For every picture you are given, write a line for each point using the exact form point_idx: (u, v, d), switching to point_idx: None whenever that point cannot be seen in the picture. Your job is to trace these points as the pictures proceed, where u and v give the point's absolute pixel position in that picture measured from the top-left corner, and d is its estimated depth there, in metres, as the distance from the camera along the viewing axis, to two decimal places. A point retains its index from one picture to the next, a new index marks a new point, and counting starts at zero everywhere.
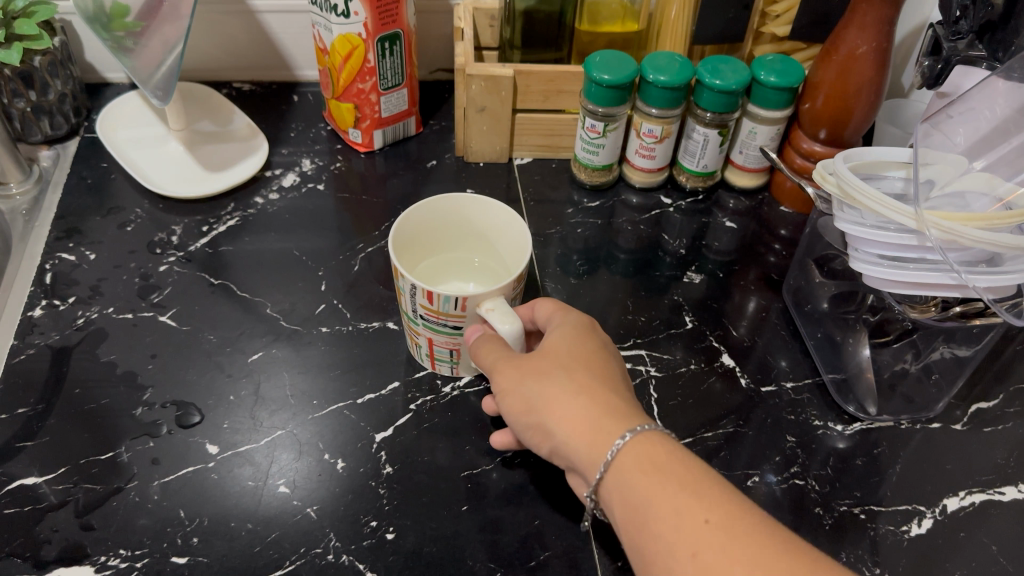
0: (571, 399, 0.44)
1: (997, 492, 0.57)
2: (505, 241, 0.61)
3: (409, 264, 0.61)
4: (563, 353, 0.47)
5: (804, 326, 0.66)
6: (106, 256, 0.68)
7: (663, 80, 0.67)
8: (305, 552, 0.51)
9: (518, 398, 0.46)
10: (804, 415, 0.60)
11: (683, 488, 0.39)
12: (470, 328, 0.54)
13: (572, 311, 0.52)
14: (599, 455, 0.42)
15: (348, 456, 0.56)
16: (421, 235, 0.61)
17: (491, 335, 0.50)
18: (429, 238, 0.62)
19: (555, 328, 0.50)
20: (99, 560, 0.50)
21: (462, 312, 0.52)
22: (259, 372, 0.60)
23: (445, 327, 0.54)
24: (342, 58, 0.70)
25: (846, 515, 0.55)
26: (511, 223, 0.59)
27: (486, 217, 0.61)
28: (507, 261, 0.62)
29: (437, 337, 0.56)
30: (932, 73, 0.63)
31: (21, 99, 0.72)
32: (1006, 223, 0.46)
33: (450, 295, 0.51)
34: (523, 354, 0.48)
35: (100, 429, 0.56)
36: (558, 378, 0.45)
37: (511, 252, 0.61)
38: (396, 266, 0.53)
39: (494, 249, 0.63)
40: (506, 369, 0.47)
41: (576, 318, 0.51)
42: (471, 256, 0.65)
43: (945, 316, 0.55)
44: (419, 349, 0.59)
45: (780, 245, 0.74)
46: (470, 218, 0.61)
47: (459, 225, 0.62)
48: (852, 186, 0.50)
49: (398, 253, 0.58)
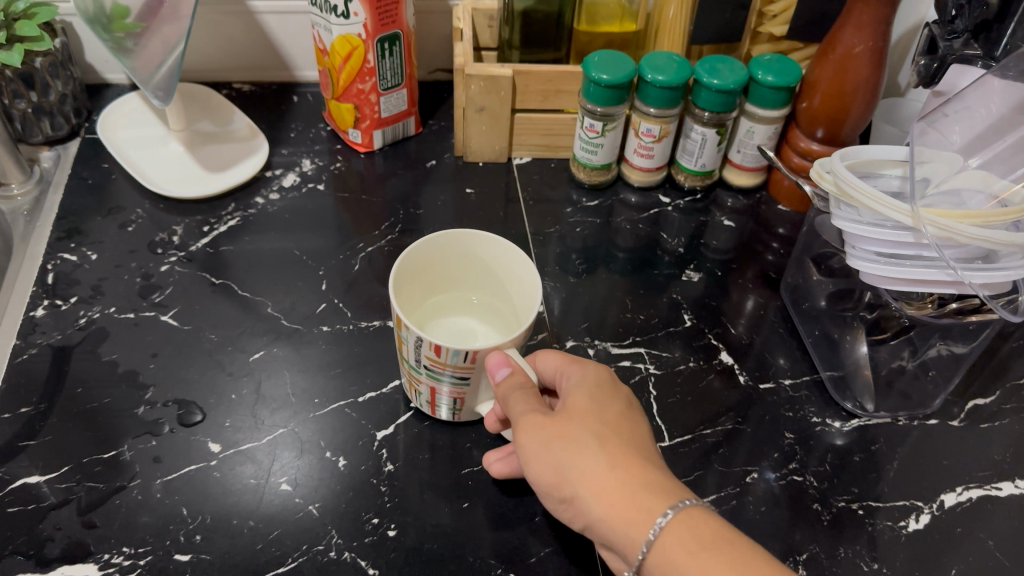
0: (604, 469, 0.41)
1: (994, 488, 0.57)
2: (509, 281, 0.58)
3: (412, 299, 0.60)
4: (593, 417, 0.43)
5: (801, 324, 0.66)
6: (108, 256, 0.68)
7: (661, 80, 0.67)
8: (307, 549, 0.51)
9: (548, 467, 0.42)
10: (802, 412, 0.61)
11: (734, 568, 0.37)
12: (477, 379, 0.51)
13: (590, 362, 0.49)
14: (640, 534, 0.39)
15: (349, 454, 0.56)
16: (428, 270, 0.59)
17: (509, 387, 0.46)
18: (440, 275, 0.60)
19: (575, 384, 0.47)
20: (102, 557, 0.50)
21: (471, 363, 0.49)
22: (260, 371, 0.61)
23: (448, 378, 0.51)
24: (342, 58, 0.71)
25: (844, 511, 0.55)
26: (516, 261, 0.56)
27: (487, 253, 0.58)
28: (511, 301, 0.59)
29: (443, 386, 0.52)
30: (928, 73, 0.64)
31: (22, 100, 0.73)
32: (1001, 219, 0.46)
33: (458, 349, 0.48)
34: (546, 414, 0.44)
35: (102, 427, 0.56)
36: (589, 445, 0.42)
37: (516, 292, 0.58)
38: (399, 314, 0.49)
39: (499, 290, 0.61)
40: (529, 431, 0.43)
41: (597, 372, 0.47)
42: (470, 294, 0.62)
43: (941, 313, 0.55)
44: (418, 396, 0.56)
45: (778, 244, 0.74)
46: (484, 262, 0.59)
47: (457, 261, 0.59)
48: (849, 184, 0.50)
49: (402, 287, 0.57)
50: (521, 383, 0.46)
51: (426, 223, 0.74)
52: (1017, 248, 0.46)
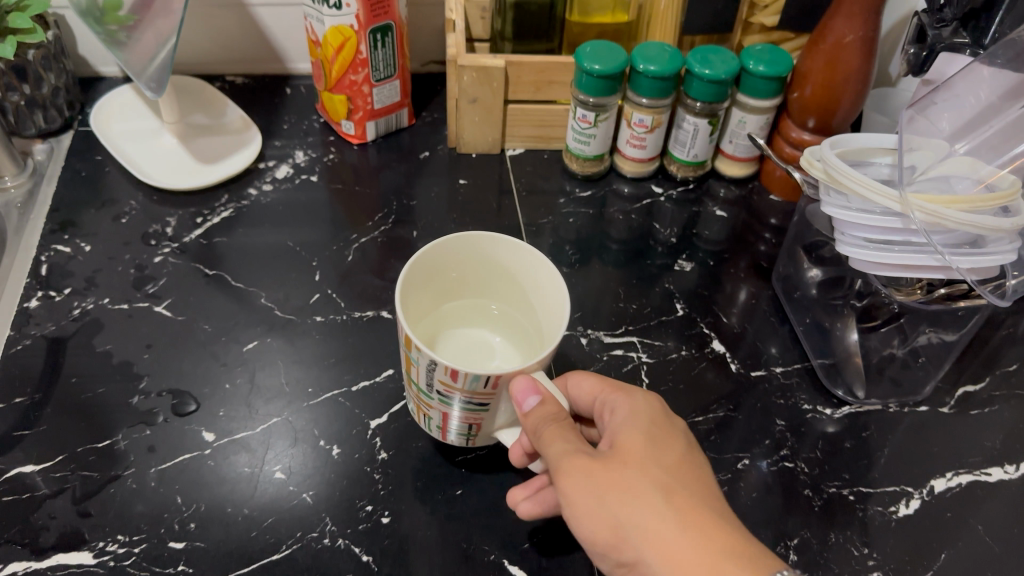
0: (675, 531, 0.38)
1: (984, 473, 0.58)
2: (535, 296, 0.54)
3: (425, 307, 0.56)
4: (651, 466, 0.41)
5: (793, 312, 0.67)
6: (102, 248, 0.68)
7: (653, 70, 0.67)
8: (301, 536, 0.51)
9: (604, 524, 0.40)
10: (793, 399, 0.61)
11: None
12: (498, 405, 0.46)
13: (639, 398, 0.46)
14: None
15: (343, 443, 0.56)
16: (447, 275, 0.55)
17: (539, 418, 0.43)
18: (458, 282, 0.56)
19: (625, 425, 0.44)
20: (97, 545, 0.50)
21: (492, 389, 0.44)
22: (254, 361, 0.61)
23: (465, 404, 0.46)
24: (334, 49, 0.71)
25: (835, 497, 0.55)
26: (544, 275, 0.51)
27: (511, 260, 0.53)
28: (536, 319, 0.55)
29: (455, 412, 0.47)
30: (917, 61, 0.64)
31: (15, 93, 0.73)
32: (989, 205, 0.46)
33: (479, 374, 0.43)
34: (597, 460, 0.41)
35: (96, 417, 0.57)
36: (655, 503, 0.39)
37: (542, 309, 0.53)
38: (409, 335, 0.45)
39: (522, 305, 0.57)
40: (577, 481, 0.41)
41: (649, 411, 0.45)
42: (494, 304, 0.58)
43: (930, 299, 0.55)
44: (428, 421, 0.51)
45: (770, 234, 0.75)
46: (511, 270, 0.54)
47: (477, 266, 0.55)
48: (839, 171, 0.50)
49: (415, 293, 0.53)
50: (553, 415, 0.43)
51: (419, 215, 0.74)
52: (1005, 233, 0.46)
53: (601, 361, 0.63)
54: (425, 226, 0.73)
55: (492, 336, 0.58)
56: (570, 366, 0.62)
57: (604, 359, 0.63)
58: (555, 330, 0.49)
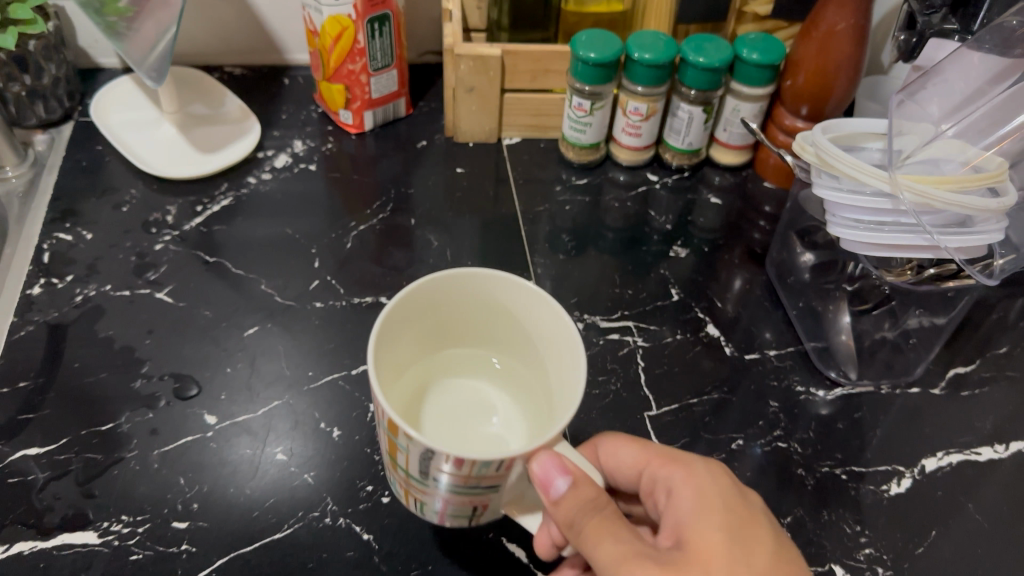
0: None
1: (974, 453, 0.59)
2: (537, 343, 0.49)
3: (418, 354, 0.53)
4: (735, 563, 0.38)
5: (786, 297, 0.67)
6: (103, 235, 0.69)
7: (648, 58, 0.68)
8: (303, 515, 0.52)
9: None
10: (787, 381, 0.62)
11: None
12: (508, 485, 0.40)
13: (698, 470, 0.43)
14: None
15: (343, 425, 0.57)
16: (440, 323, 0.51)
17: (576, 507, 0.38)
18: (453, 328, 0.52)
19: (693, 509, 0.41)
20: (101, 525, 0.51)
21: (503, 471, 0.38)
22: (255, 346, 0.62)
23: (470, 489, 0.40)
24: (332, 39, 0.71)
25: (827, 476, 0.56)
26: (548, 325, 0.46)
27: (512, 304, 0.48)
28: (542, 378, 0.51)
29: (450, 496, 0.41)
30: (907, 48, 0.65)
31: (16, 83, 0.73)
32: (976, 185, 0.48)
33: (490, 458, 0.37)
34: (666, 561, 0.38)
35: (99, 401, 0.57)
36: None
37: (551, 366, 0.48)
38: (396, 419, 0.38)
39: (524, 357, 0.53)
40: None
41: (713, 489, 0.42)
42: (495, 357, 0.54)
43: (920, 280, 0.56)
44: (420, 506, 0.44)
45: (764, 221, 0.75)
46: (511, 317, 0.50)
47: (473, 308, 0.50)
48: (830, 153, 0.51)
49: (403, 341, 0.49)
50: (591, 500, 0.38)
51: (417, 203, 0.75)
52: (992, 213, 0.47)
53: (597, 345, 0.63)
54: (422, 215, 0.74)
55: (493, 389, 0.54)
56: None
57: (600, 343, 0.64)
58: (569, 394, 0.44)
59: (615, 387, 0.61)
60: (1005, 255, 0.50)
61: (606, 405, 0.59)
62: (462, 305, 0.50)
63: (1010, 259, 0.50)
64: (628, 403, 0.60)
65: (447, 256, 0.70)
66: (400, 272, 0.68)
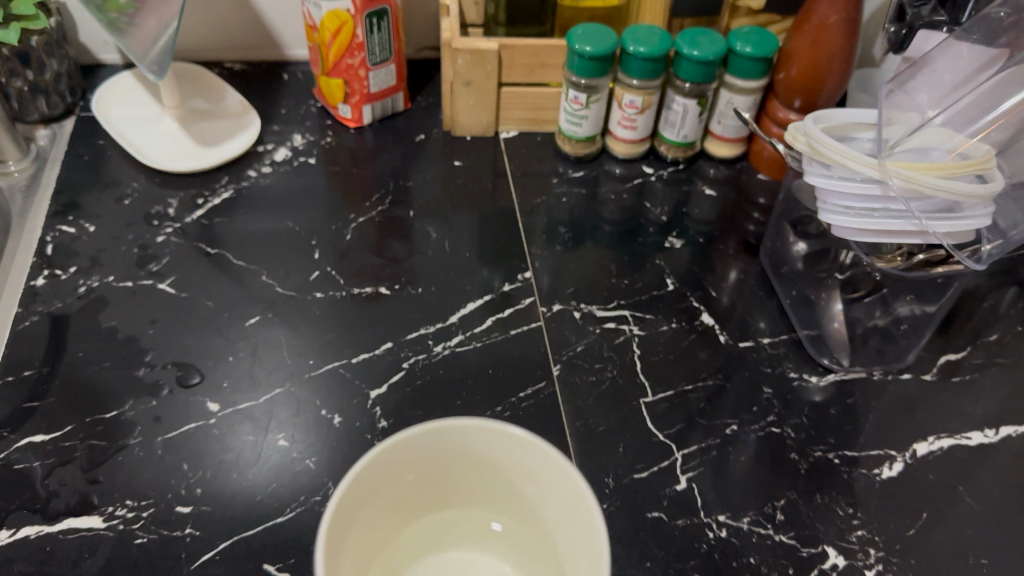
0: None
1: (964, 437, 0.60)
2: (531, 487, 0.45)
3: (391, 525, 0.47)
4: None
5: (780, 285, 0.68)
6: (106, 228, 0.70)
7: (643, 51, 0.69)
8: (306, 499, 0.53)
9: None
10: (780, 368, 0.63)
11: None
12: None
13: None
14: None
15: (344, 412, 0.58)
16: (414, 483, 0.46)
17: None
18: (430, 490, 0.47)
19: None
20: (106, 510, 0.52)
21: None
22: (256, 335, 0.63)
23: None
24: (331, 33, 0.72)
25: (821, 460, 0.57)
26: (542, 466, 0.43)
27: (492, 454, 0.45)
28: (546, 531, 0.47)
29: None
30: (897, 40, 0.66)
31: (19, 78, 0.74)
32: (963, 171, 0.49)
33: None
34: None
35: (103, 389, 0.58)
36: None
37: (556, 521, 0.45)
38: None
39: (521, 512, 0.48)
40: None
41: None
42: (495, 520, 0.49)
43: (910, 266, 0.57)
44: None
45: (758, 213, 0.76)
46: (494, 466, 0.46)
47: (444, 465, 0.46)
48: (821, 141, 0.52)
49: (372, 510, 0.44)
50: None
51: (415, 195, 0.76)
52: (979, 198, 0.48)
53: (594, 333, 0.64)
54: (421, 207, 0.75)
55: (489, 556, 0.48)
56: (564, 339, 0.64)
57: (596, 332, 0.65)
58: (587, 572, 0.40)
59: (612, 374, 0.61)
60: (992, 240, 0.51)
61: (603, 392, 0.60)
62: (429, 467, 0.45)
63: (997, 244, 0.51)
64: (624, 390, 0.61)
65: (446, 247, 0.71)
66: (399, 263, 0.69)
